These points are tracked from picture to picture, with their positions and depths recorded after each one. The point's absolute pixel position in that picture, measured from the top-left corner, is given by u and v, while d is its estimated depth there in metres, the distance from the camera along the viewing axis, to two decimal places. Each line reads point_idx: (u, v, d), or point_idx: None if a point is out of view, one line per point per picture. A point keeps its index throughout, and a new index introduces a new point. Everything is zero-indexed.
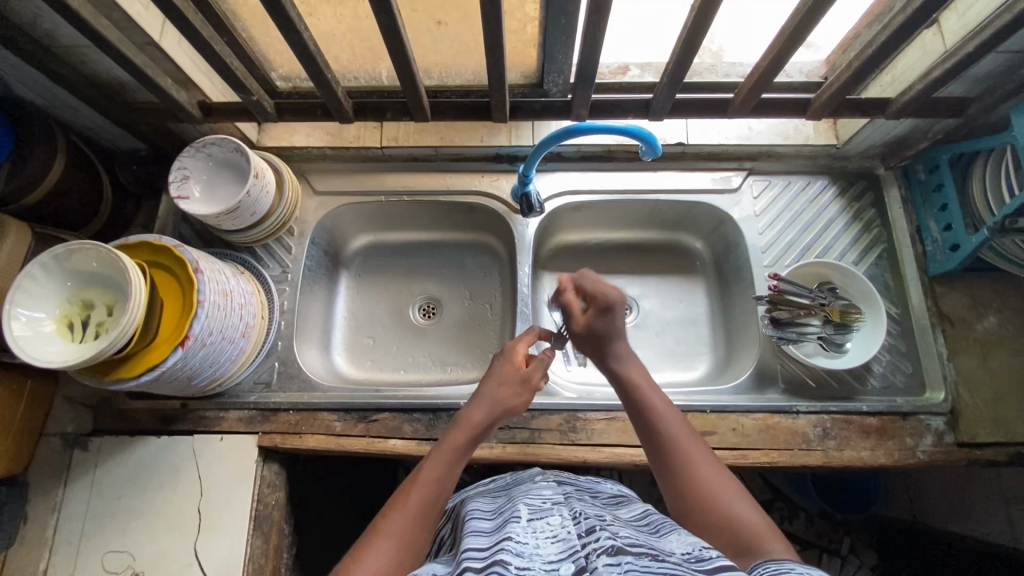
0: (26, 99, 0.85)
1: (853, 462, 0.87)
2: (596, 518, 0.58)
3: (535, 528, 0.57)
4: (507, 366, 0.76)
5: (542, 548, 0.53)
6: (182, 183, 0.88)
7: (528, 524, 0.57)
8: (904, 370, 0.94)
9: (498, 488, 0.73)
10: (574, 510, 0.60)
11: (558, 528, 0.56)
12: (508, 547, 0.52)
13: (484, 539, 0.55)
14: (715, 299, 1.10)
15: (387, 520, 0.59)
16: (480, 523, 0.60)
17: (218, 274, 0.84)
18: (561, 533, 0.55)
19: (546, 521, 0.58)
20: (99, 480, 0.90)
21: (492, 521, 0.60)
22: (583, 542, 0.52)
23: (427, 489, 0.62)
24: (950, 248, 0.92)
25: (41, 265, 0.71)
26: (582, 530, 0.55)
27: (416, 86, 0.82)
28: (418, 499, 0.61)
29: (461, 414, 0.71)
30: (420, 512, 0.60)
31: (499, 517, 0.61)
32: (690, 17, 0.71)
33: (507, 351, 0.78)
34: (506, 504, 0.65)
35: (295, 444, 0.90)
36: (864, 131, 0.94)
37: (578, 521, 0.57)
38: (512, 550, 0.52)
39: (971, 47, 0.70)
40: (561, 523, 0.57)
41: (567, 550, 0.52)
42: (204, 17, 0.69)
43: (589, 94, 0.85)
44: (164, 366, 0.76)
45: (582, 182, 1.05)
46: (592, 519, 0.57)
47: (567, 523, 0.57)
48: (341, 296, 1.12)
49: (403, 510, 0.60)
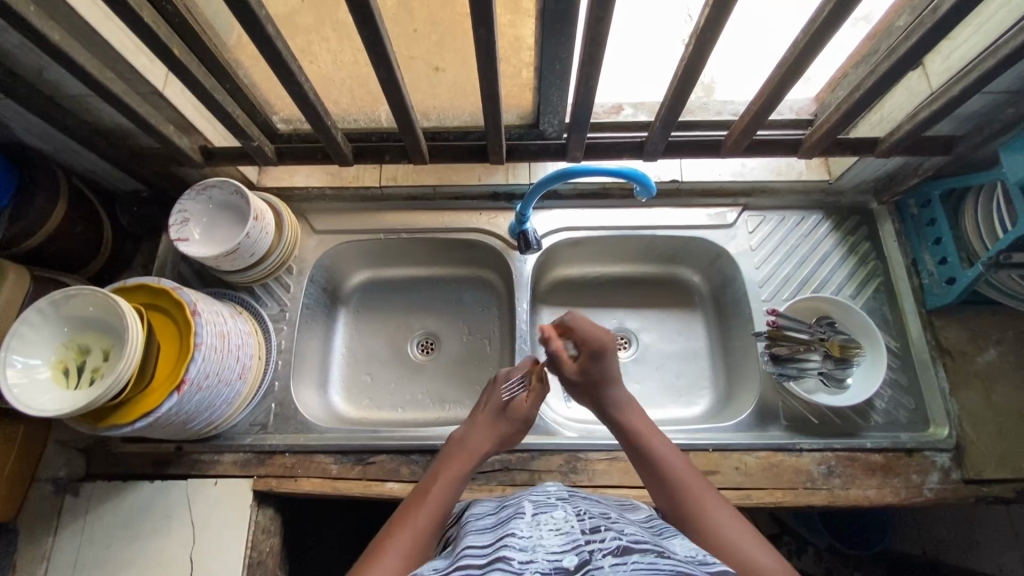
0: (31, 145, 0.86)
1: (860, 502, 0.85)
2: (601, 518, 0.57)
3: (539, 521, 0.56)
4: (516, 403, 0.79)
5: (547, 539, 0.53)
6: (182, 226, 0.89)
7: (532, 517, 0.57)
8: (906, 405, 0.92)
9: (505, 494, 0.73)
10: (579, 507, 0.59)
11: (561, 521, 0.56)
12: (511, 542, 0.52)
13: (488, 535, 0.55)
14: (713, 333, 1.09)
15: (393, 539, 0.59)
16: (482, 520, 0.60)
17: (216, 317, 0.83)
18: (565, 527, 0.55)
19: (550, 515, 0.57)
20: (90, 527, 0.88)
21: (498, 514, 0.61)
22: (586, 538, 0.52)
23: (433, 510, 0.63)
24: (946, 281, 0.92)
25: (38, 311, 0.71)
26: (586, 526, 0.54)
27: (415, 131, 0.83)
28: (425, 517, 0.62)
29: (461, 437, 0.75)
30: (427, 530, 0.61)
31: (503, 514, 0.60)
32: (680, 64, 0.73)
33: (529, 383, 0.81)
34: (512, 502, 0.65)
35: (290, 487, 0.89)
36: (856, 167, 0.96)
37: (582, 517, 0.56)
38: (515, 546, 0.51)
39: (955, 90, 0.71)
40: (565, 517, 0.57)
41: (571, 544, 0.51)
42: (207, 68, 0.71)
43: (584, 135, 0.86)
44: (158, 412, 0.75)
45: (579, 219, 1.06)
46: (597, 518, 0.57)
47: (571, 518, 0.56)
48: (338, 333, 1.12)
49: (411, 527, 0.61)
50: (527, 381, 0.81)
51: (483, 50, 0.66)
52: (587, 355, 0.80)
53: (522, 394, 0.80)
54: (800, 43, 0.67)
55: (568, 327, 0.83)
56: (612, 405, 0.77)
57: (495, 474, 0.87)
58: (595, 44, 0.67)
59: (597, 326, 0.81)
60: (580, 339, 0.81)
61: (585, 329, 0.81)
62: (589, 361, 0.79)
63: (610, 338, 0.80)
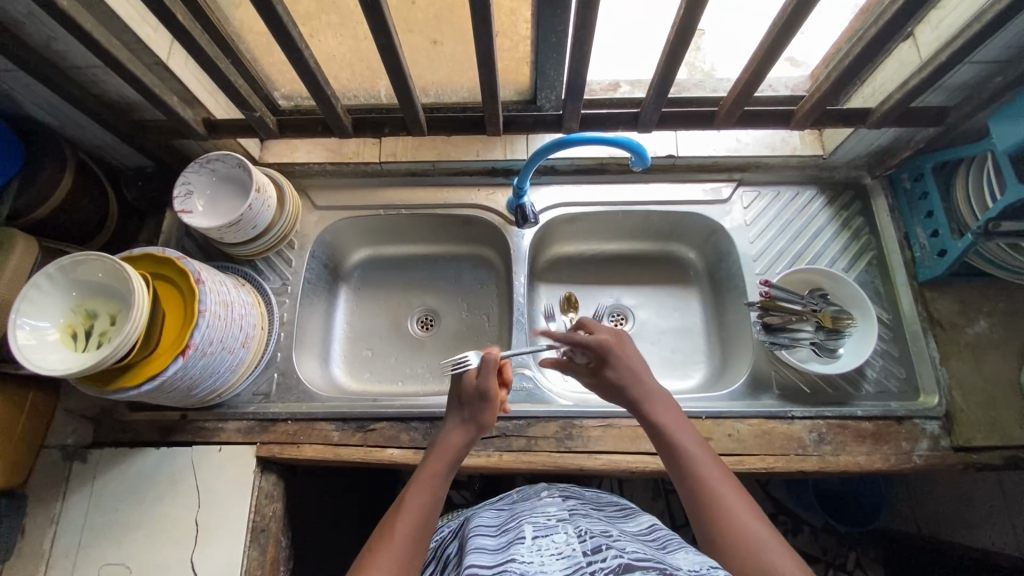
0: (39, 118, 0.88)
1: (850, 467, 0.87)
2: (602, 536, 0.59)
3: (540, 546, 0.59)
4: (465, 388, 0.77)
5: (548, 565, 0.55)
6: (185, 198, 0.91)
7: (532, 542, 0.60)
8: (897, 374, 0.94)
9: (507, 502, 0.75)
10: (579, 528, 0.62)
11: (562, 545, 0.58)
12: (512, 567, 0.55)
13: (491, 559, 0.57)
14: (709, 308, 1.11)
15: (372, 556, 0.59)
16: (486, 541, 0.63)
17: (220, 286, 0.86)
18: (566, 551, 0.57)
19: (551, 539, 0.59)
20: (98, 492, 0.90)
21: (501, 535, 0.63)
22: (587, 560, 0.54)
23: (413, 517, 0.63)
24: (938, 253, 0.93)
25: (47, 276, 0.73)
26: (588, 548, 0.56)
27: (413, 103, 0.85)
28: (404, 529, 0.62)
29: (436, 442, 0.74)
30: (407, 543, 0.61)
31: (506, 537, 0.63)
32: (671, 32, 0.73)
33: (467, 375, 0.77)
34: (514, 518, 0.67)
35: (292, 454, 0.91)
36: (849, 141, 0.97)
37: (583, 538, 0.59)
38: (516, 570, 0.54)
39: (943, 57, 0.73)
40: (565, 540, 0.59)
41: (572, 568, 0.53)
42: (210, 37, 0.72)
43: (579, 107, 0.87)
44: (164, 374, 0.77)
45: (576, 195, 1.07)
46: (597, 537, 0.59)
47: (572, 541, 0.59)
48: (339, 309, 1.14)
49: (390, 544, 0.60)
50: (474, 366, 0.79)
51: (479, 20, 0.67)
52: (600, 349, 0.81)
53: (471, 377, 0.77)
54: (788, 10, 0.68)
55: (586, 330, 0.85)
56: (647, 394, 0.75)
57: (493, 441, 0.89)
58: (586, 9, 0.68)
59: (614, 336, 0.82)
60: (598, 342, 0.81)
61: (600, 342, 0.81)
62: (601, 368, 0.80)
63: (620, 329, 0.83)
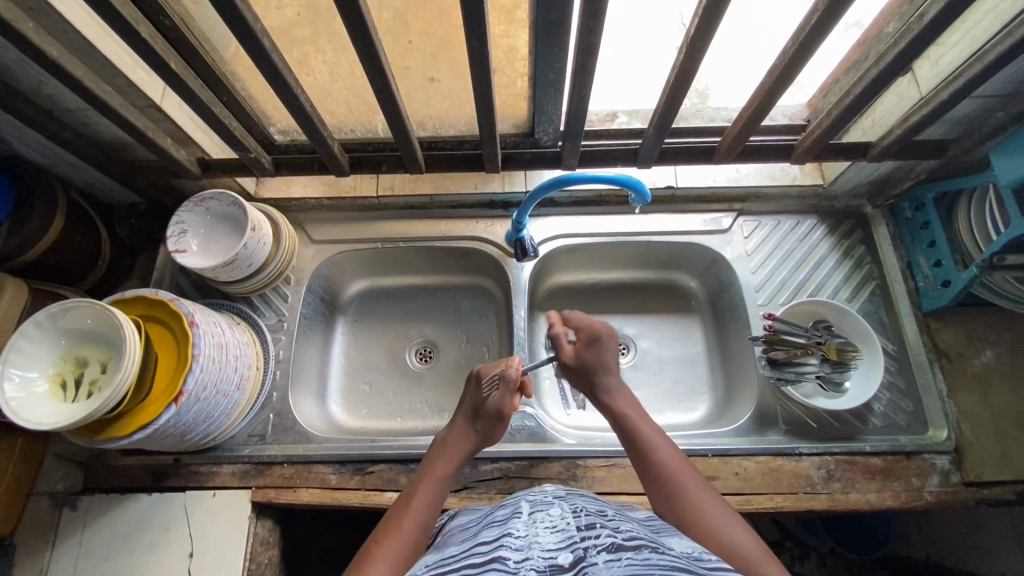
0: (29, 159, 0.87)
1: (860, 506, 0.85)
2: (597, 513, 0.59)
3: (535, 520, 0.58)
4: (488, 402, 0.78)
5: (542, 538, 0.54)
6: (179, 237, 0.90)
7: (528, 517, 0.58)
8: (905, 408, 0.92)
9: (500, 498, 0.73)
10: (575, 504, 0.61)
11: (557, 519, 0.57)
12: (507, 543, 0.53)
13: (484, 536, 0.56)
14: (711, 338, 1.10)
15: (380, 544, 0.61)
16: (479, 525, 0.61)
17: (213, 327, 0.84)
18: (560, 524, 0.56)
19: (546, 514, 0.59)
20: (88, 540, 0.88)
21: (495, 514, 0.63)
22: (581, 535, 0.53)
23: (418, 515, 0.65)
24: (942, 284, 0.93)
25: (36, 325, 0.72)
26: (582, 524, 0.56)
27: (411, 141, 0.83)
28: (411, 524, 0.64)
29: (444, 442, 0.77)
30: (411, 535, 0.63)
31: (501, 517, 0.61)
32: (672, 70, 0.73)
33: (484, 376, 0.81)
34: (510, 499, 0.66)
35: (289, 498, 0.88)
36: (849, 172, 0.96)
37: (578, 514, 0.58)
38: (510, 546, 0.52)
39: (945, 94, 0.72)
40: (560, 514, 0.58)
41: (566, 541, 0.52)
42: (203, 82, 0.71)
43: (577, 146, 0.87)
44: (156, 423, 0.75)
45: (575, 226, 1.06)
46: (592, 515, 0.58)
47: (566, 515, 0.58)
48: (336, 343, 1.12)
49: (400, 534, 0.62)
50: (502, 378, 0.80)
51: (478, 63, 0.66)
52: (587, 342, 0.85)
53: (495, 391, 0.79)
54: (790, 50, 0.67)
55: (569, 317, 0.89)
56: (605, 393, 0.81)
57: (494, 482, 0.87)
58: (587, 52, 0.67)
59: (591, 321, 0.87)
60: (580, 327, 0.87)
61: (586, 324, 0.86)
62: (586, 349, 0.84)
63: (607, 328, 0.85)
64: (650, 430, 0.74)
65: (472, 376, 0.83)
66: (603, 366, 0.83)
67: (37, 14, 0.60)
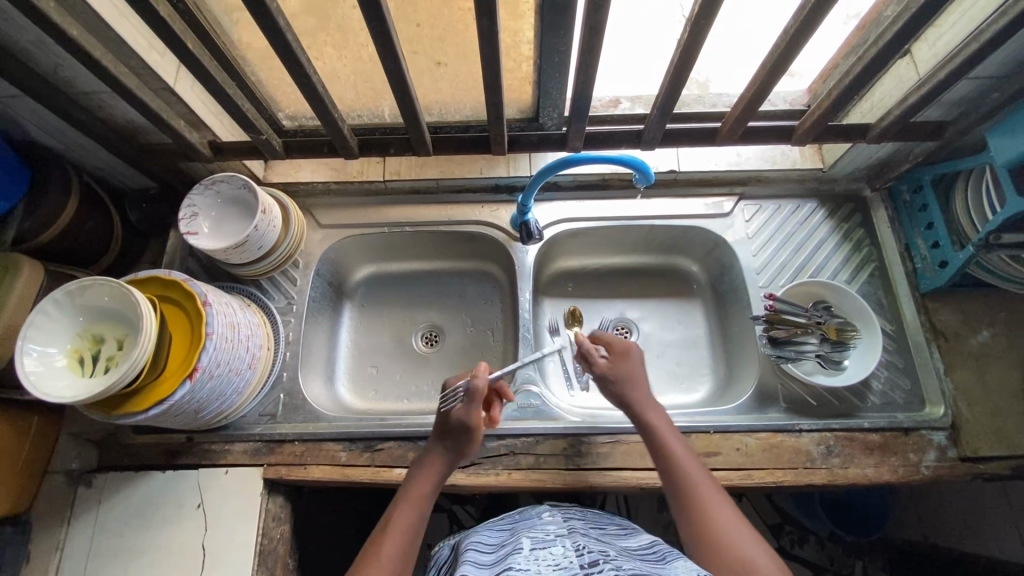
0: (43, 143, 0.88)
1: (858, 480, 0.87)
2: (599, 552, 0.61)
3: (536, 556, 0.61)
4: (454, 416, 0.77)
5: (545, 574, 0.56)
6: (191, 220, 0.91)
7: (529, 553, 0.61)
8: (903, 386, 0.94)
9: (508, 518, 0.76)
10: (577, 543, 0.63)
11: (559, 557, 0.60)
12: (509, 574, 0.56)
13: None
14: (712, 321, 1.12)
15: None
16: (482, 558, 0.64)
17: (226, 307, 0.86)
18: (563, 562, 0.58)
19: (548, 551, 0.61)
20: (103, 516, 0.90)
21: (497, 550, 0.64)
22: (584, 570, 0.56)
23: (397, 540, 0.67)
24: (939, 264, 0.95)
25: (54, 301, 0.73)
26: (585, 560, 0.58)
27: (419, 123, 0.85)
28: (391, 550, 0.66)
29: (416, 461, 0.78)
30: (392, 564, 0.65)
31: (502, 552, 0.64)
32: (675, 53, 0.74)
33: (450, 395, 0.80)
34: (513, 536, 0.68)
35: (300, 475, 0.90)
36: (849, 155, 0.98)
37: (580, 552, 0.60)
38: None
39: (943, 74, 0.73)
40: (562, 552, 0.60)
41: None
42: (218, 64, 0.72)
43: (583, 127, 0.88)
44: (171, 399, 0.77)
45: (579, 210, 1.08)
46: (594, 552, 0.60)
47: (569, 553, 0.60)
48: (344, 326, 1.14)
49: (375, 565, 0.64)
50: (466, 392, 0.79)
51: (486, 43, 0.68)
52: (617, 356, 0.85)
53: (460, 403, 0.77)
54: (791, 31, 0.68)
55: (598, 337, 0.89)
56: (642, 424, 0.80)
57: (501, 459, 0.89)
58: (593, 32, 0.68)
59: (637, 361, 0.85)
60: (609, 343, 0.87)
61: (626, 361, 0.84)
62: (619, 365, 0.84)
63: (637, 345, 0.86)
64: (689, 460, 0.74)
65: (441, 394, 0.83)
66: (635, 380, 0.83)
67: None
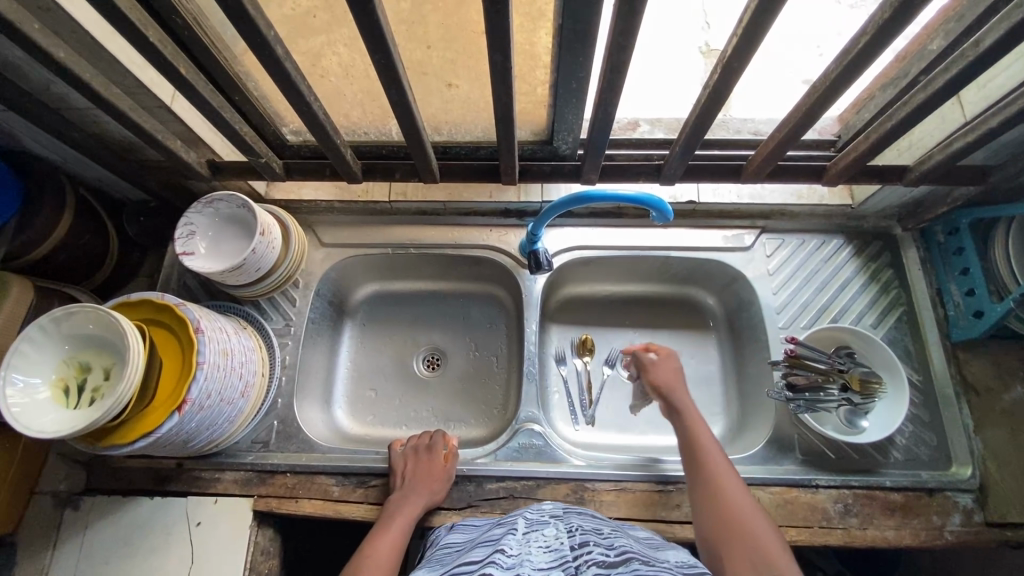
0: (37, 156, 0.85)
1: (877, 543, 0.82)
2: (591, 531, 0.63)
3: (530, 537, 0.62)
4: (418, 464, 0.85)
5: (537, 555, 0.57)
6: (187, 239, 0.87)
7: (523, 534, 0.63)
8: (928, 442, 0.89)
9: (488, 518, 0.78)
10: (570, 524, 0.65)
11: (551, 539, 0.62)
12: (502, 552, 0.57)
13: (482, 548, 0.60)
14: (727, 357, 1.06)
15: None
16: (454, 551, 0.67)
17: (219, 333, 0.82)
18: (554, 544, 0.60)
19: (541, 532, 0.63)
20: (88, 542, 0.87)
21: (490, 534, 0.66)
22: (573, 551, 0.57)
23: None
24: (973, 314, 0.89)
25: (39, 328, 0.70)
26: (575, 541, 0.59)
27: (425, 148, 0.80)
28: None
29: (385, 511, 0.82)
30: None
31: (497, 533, 0.66)
32: (702, 93, 0.68)
33: (414, 443, 0.89)
34: (510, 517, 0.71)
35: (291, 509, 0.87)
36: (880, 195, 0.92)
37: (572, 533, 0.62)
38: (505, 555, 0.56)
39: (993, 123, 0.68)
40: (554, 536, 0.62)
41: (558, 560, 0.55)
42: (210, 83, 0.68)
43: (600, 162, 0.84)
44: (159, 431, 0.73)
45: (592, 238, 1.03)
46: (586, 532, 0.62)
47: (561, 535, 0.62)
48: (344, 347, 1.10)
49: None
50: (427, 446, 0.88)
51: (499, 76, 0.63)
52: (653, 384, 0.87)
53: (422, 454, 0.87)
54: (831, 75, 0.62)
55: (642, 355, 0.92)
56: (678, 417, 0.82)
57: (499, 502, 0.86)
58: (615, 71, 0.63)
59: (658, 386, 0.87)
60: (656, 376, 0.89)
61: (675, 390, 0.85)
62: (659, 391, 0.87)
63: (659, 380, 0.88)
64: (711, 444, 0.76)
65: (399, 450, 0.89)
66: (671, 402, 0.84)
67: (42, 12, 0.57)
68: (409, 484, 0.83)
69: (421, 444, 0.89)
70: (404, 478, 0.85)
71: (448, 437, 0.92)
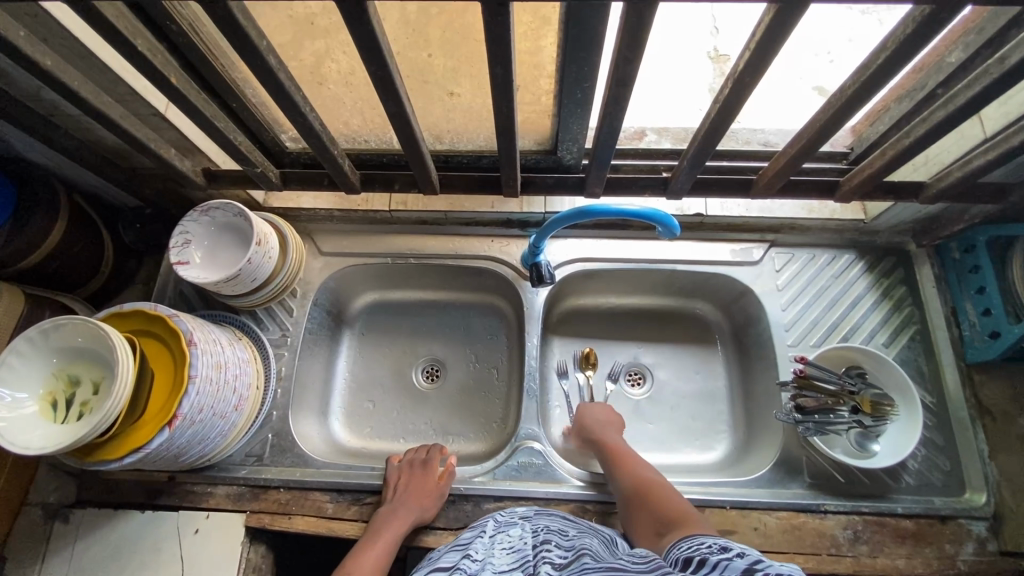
0: (31, 162, 0.84)
1: (888, 572, 0.79)
2: (553, 531, 0.68)
3: (496, 540, 0.68)
4: (409, 477, 0.84)
5: (499, 558, 0.63)
6: (182, 248, 0.86)
7: (489, 537, 0.69)
8: (942, 467, 0.86)
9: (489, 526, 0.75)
10: (534, 525, 0.71)
11: (515, 539, 0.67)
12: (467, 563, 0.62)
13: (452, 556, 0.66)
14: (734, 374, 1.04)
15: None
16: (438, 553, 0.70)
17: (213, 346, 0.80)
18: (517, 544, 0.65)
19: (506, 534, 0.69)
20: (77, 556, 0.85)
21: (462, 537, 0.73)
22: (533, 551, 0.62)
23: None
24: (990, 335, 0.87)
25: (28, 340, 0.69)
26: (536, 541, 0.65)
27: (423, 156, 0.76)
28: None
29: (372, 524, 0.80)
30: None
31: (468, 538, 0.72)
32: (712, 107, 0.65)
33: (409, 458, 0.87)
34: (481, 520, 0.77)
35: (284, 526, 0.85)
36: (893, 212, 0.90)
37: (535, 533, 0.68)
38: (469, 565, 0.62)
39: (1015, 140, 0.65)
40: (519, 536, 0.67)
41: (518, 561, 0.61)
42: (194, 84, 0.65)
43: (604, 173, 0.81)
44: (148, 447, 0.71)
45: (595, 250, 1.01)
46: (547, 531, 0.68)
47: (525, 536, 0.67)
48: (342, 357, 1.08)
49: None
50: (421, 462, 0.87)
51: (501, 89, 0.61)
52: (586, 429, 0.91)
53: (414, 468, 0.85)
54: (847, 91, 0.60)
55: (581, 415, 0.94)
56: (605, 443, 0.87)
57: None
58: (621, 85, 0.61)
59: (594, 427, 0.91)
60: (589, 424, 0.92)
61: (597, 423, 0.91)
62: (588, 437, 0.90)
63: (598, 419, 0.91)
64: (636, 462, 0.81)
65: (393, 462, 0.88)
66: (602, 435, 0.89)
67: (31, 19, 0.55)
68: (397, 496, 0.82)
69: (414, 459, 0.87)
70: (394, 490, 0.83)
71: (445, 452, 0.92)
